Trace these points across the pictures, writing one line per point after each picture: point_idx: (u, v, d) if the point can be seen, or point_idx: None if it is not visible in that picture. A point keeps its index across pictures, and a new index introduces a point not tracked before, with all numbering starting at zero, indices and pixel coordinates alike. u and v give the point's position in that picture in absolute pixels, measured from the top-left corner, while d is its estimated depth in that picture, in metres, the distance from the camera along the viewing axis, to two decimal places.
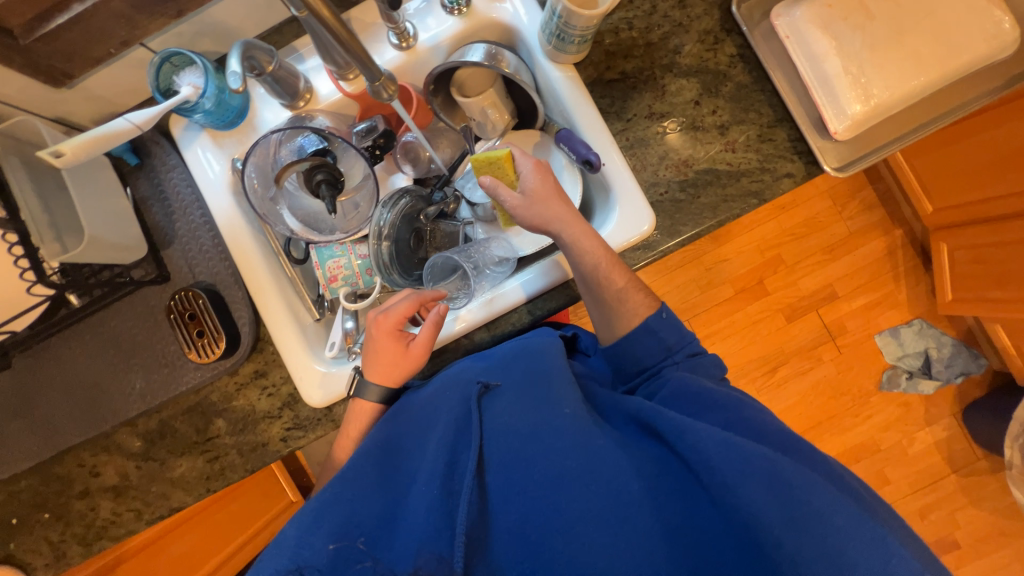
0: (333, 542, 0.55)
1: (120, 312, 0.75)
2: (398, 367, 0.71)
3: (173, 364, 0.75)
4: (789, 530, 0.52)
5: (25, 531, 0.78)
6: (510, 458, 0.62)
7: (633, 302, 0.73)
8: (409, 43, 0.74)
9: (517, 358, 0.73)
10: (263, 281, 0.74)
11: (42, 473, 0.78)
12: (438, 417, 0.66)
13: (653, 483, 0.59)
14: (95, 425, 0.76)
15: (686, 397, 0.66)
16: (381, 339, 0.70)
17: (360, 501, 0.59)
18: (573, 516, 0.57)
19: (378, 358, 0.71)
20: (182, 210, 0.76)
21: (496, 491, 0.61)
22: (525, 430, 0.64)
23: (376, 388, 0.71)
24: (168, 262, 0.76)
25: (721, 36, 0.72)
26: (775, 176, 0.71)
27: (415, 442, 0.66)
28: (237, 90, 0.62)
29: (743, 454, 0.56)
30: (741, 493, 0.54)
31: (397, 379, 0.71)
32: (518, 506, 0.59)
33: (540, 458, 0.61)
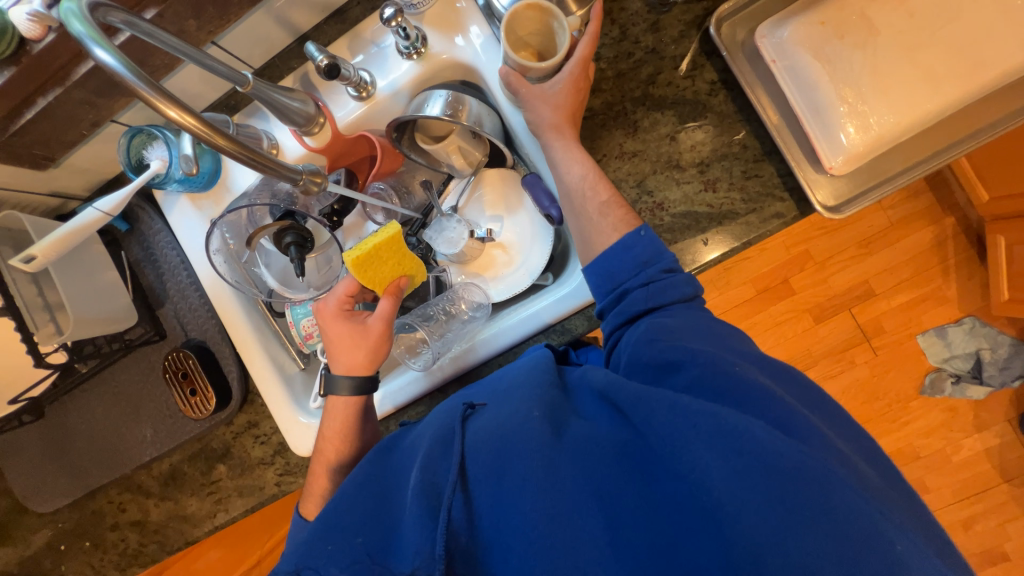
0: (334, 543, 0.47)
1: (127, 368, 0.81)
2: (359, 349, 0.68)
3: (176, 415, 0.81)
4: (775, 496, 0.41)
5: (71, 556, 0.89)
6: (482, 470, 0.49)
7: (615, 216, 0.61)
8: (368, 92, 0.71)
9: (506, 376, 0.61)
10: (247, 338, 0.77)
11: (79, 506, 0.88)
12: (421, 442, 0.55)
13: (621, 466, 0.47)
14: (116, 468, 0.84)
15: (643, 359, 0.53)
16: (331, 326, 0.70)
17: (342, 532, 0.48)
18: (555, 513, 0.45)
19: (336, 346, 0.69)
20: (170, 271, 0.80)
21: (484, 504, 0.48)
22: (498, 434, 0.50)
23: (344, 381, 0.68)
24: (164, 321, 0.80)
25: (700, 60, 0.65)
26: (762, 218, 0.64)
27: (402, 466, 0.55)
28: (191, 171, 0.69)
29: (698, 418, 0.45)
30: (708, 455, 0.43)
31: (364, 364, 0.69)
32: (499, 509, 0.47)
33: (513, 465, 0.48)
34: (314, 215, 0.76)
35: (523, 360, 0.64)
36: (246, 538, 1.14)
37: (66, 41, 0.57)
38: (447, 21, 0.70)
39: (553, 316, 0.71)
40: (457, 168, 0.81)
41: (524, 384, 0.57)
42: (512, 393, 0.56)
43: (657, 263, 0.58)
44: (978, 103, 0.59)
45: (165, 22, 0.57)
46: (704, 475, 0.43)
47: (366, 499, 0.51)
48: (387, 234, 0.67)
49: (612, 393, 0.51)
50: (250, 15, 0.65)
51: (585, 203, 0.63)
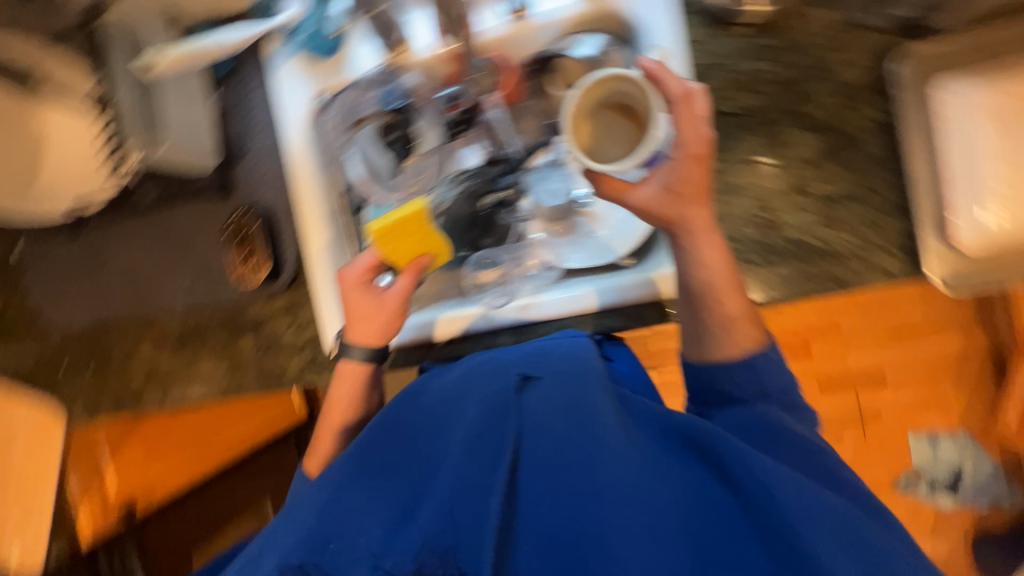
0: (369, 526, 0.50)
1: (185, 213, 0.79)
2: (375, 320, 0.70)
3: (219, 275, 0.79)
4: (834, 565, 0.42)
5: (68, 380, 0.87)
6: (544, 467, 0.51)
7: (743, 328, 0.61)
8: (522, 15, 0.71)
9: (556, 356, 0.61)
10: (315, 222, 0.75)
11: (92, 331, 0.86)
12: (467, 406, 0.56)
13: (674, 490, 0.48)
14: (148, 306, 0.83)
15: (742, 426, 0.57)
16: (352, 297, 0.69)
17: (376, 487, 0.53)
18: (602, 516, 0.47)
19: (353, 316, 0.70)
20: (258, 130, 0.77)
21: (542, 498, 0.50)
22: (562, 432, 0.52)
23: (358, 349, 0.70)
24: (234, 178, 0.78)
25: (866, 95, 0.63)
26: (869, 270, 0.64)
27: (444, 428, 0.56)
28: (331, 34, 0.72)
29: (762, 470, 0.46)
30: (769, 505, 0.45)
31: (376, 335, 0.71)
32: (554, 506, 0.49)
33: (566, 464, 0.50)
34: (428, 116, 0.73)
35: (563, 346, 0.64)
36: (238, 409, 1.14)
37: None
38: None
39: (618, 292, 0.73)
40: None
41: (592, 382, 0.56)
42: (574, 387, 0.55)
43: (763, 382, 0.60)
44: None
45: None
46: (764, 521, 0.45)
47: (403, 459, 0.55)
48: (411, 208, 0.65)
49: (677, 425, 0.52)
50: None
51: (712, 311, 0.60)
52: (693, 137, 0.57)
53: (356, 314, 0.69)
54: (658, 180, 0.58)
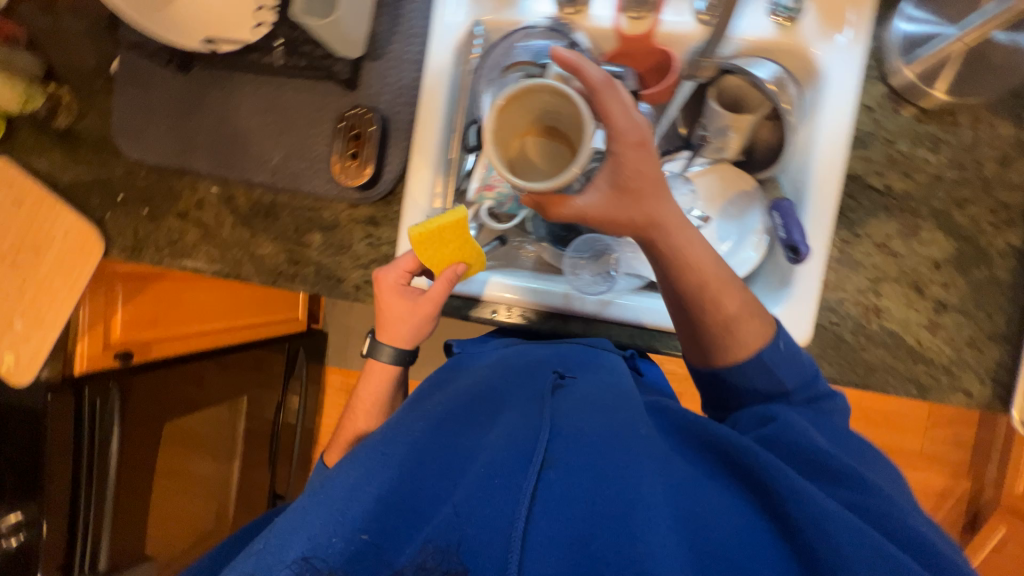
0: (383, 507, 0.43)
1: (303, 94, 0.77)
2: (407, 323, 0.70)
3: (313, 164, 0.77)
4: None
5: (122, 211, 0.85)
6: (578, 460, 0.46)
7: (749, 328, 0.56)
8: (710, 20, 0.67)
9: (593, 370, 0.64)
10: (429, 146, 0.73)
11: (163, 172, 0.83)
12: (505, 404, 0.57)
13: (718, 510, 0.43)
14: (226, 169, 0.80)
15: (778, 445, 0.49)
16: (387, 298, 0.69)
17: (402, 474, 0.47)
18: (636, 528, 0.40)
19: (388, 318, 0.70)
20: (404, 36, 0.74)
21: (575, 497, 0.43)
22: (597, 431, 0.49)
23: (387, 349, 0.72)
24: (363, 74, 0.75)
25: (1014, 220, 0.63)
26: (951, 386, 0.63)
27: (474, 419, 0.55)
28: None
29: (800, 489, 0.42)
30: (817, 530, 0.39)
31: (407, 339, 0.71)
32: (586, 503, 0.43)
33: (596, 471, 0.45)
34: None
35: (604, 367, 0.65)
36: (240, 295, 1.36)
37: None
38: (834, 9, 0.64)
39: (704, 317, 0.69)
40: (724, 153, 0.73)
41: (628, 404, 0.55)
42: (606, 399, 0.56)
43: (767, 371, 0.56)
44: None
45: None
46: (817, 551, 0.38)
47: (433, 443, 0.51)
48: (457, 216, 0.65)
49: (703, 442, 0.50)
50: None
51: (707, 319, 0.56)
52: (619, 125, 0.50)
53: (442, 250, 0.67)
54: (603, 180, 0.52)
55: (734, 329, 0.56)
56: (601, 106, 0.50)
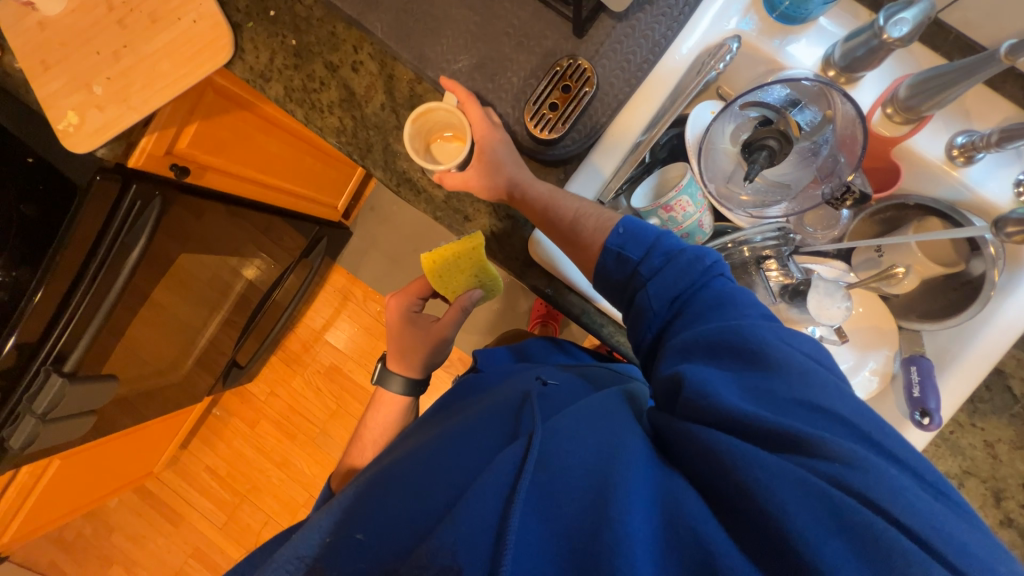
0: (380, 519, 0.47)
1: (524, 13, 0.69)
2: (412, 353, 0.78)
3: (498, 89, 0.69)
4: (839, 548, 0.35)
5: (267, 30, 0.75)
6: (549, 449, 0.47)
7: (590, 222, 0.61)
8: (959, 159, 0.63)
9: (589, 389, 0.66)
10: (628, 134, 0.66)
11: (331, 13, 0.73)
12: (496, 408, 0.58)
13: (680, 491, 0.42)
14: (403, 45, 0.71)
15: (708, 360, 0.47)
16: (397, 328, 0.79)
17: (411, 482, 0.49)
18: (615, 509, 0.40)
19: (395, 350, 0.80)
20: (655, 11, 0.67)
21: (542, 486, 0.43)
22: (564, 423, 0.50)
23: (396, 377, 0.80)
24: (596, 28, 0.68)
25: None
26: None
27: (468, 426, 0.56)
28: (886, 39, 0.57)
29: (742, 455, 0.40)
30: (769, 499, 0.37)
31: (412, 370, 0.80)
32: (552, 490, 0.43)
33: (568, 475, 0.44)
34: (828, 157, 0.66)
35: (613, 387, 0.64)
36: (303, 162, 1.32)
37: None
38: None
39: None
40: (888, 288, 0.72)
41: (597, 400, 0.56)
42: (585, 403, 0.55)
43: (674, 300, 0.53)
44: None
45: None
46: (773, 530, 0.36)
47: (435, 451, 0.53)
48: (467, 246, 0.70)
49: (656, 421, 0.49)
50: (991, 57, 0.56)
51: (555, 223, 0.62)
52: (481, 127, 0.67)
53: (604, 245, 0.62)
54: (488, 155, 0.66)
55: (579, 228, 0.61)
56: (466, 110, 0.67)
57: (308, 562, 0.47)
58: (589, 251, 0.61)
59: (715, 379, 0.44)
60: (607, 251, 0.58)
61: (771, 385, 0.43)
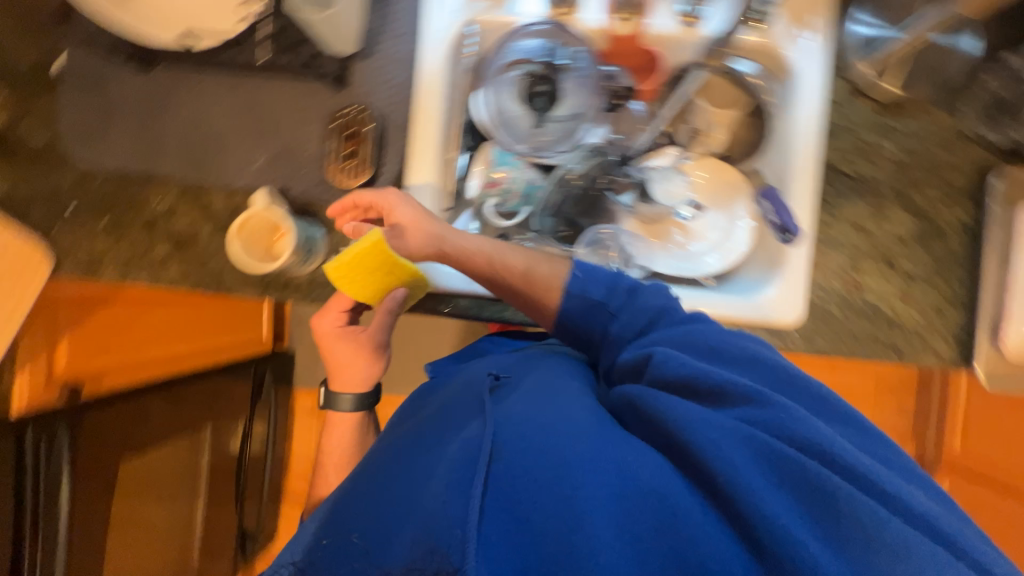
0: (355, 535, 0.45)
1: (289, 90, 0.73)
2: (354, 368, 0.78)
3: (302, 164, 0.73)
4: (792, 507, 0.41)
5: (72, 224, 0.75)
6: (512, 440, 0.45)
7: (544, 269, 0.63)
8: (691, 21, 0.71)
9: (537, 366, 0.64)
10: (428, 144, 0.71)
11: (123, 179, 0.75)
12: (453, 414, 0.55)
13: (653, 470, 0.44)
14: (201, 172, 0.74)
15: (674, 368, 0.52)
16: (331, 348, 0.77)
17: (376, 496, 0.48)
18: (571, 487, 0.41)
19: (338, 370, 0.79)
20: (395, 35, 0.73)
21: (508, 476, 0.42)
22: (529, 416, 0.49)
23: (348, 398, 0.78)
24: (353, 72, 0.72)
25: (961, 199, 0.71)
26: (924, 348, 0.71)
27: (427, 435, 0.53)
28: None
29: (719, 435, 0.45)
30: (739, 477, 0.42)
31: (358, 384, 0.79)
32: (523, 485, 0.41)
33: (531, 447, 0.44)
34: (585, 77, 0.71)
35: (559, 364, 0.64)
36: (216, 320, 1.24)
37: None
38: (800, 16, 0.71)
39: (704, 285, 0.76)
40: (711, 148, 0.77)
41: (558, 390, 0.56)
42: (548, 386, 0.56)
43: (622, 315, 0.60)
44: None
45: None
46: (742, 509, 0.40)
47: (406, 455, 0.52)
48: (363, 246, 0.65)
49: (625, 414, 0.52)
50: None
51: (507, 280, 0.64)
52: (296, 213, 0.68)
53: (457, 237, 0.66)
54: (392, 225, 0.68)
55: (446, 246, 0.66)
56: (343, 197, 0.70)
57: (298, 566, 0.47)
58: (452, 252, 0.66)
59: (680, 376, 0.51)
60: (571, 296, 0.61)
61: (712, 378, 0.50)
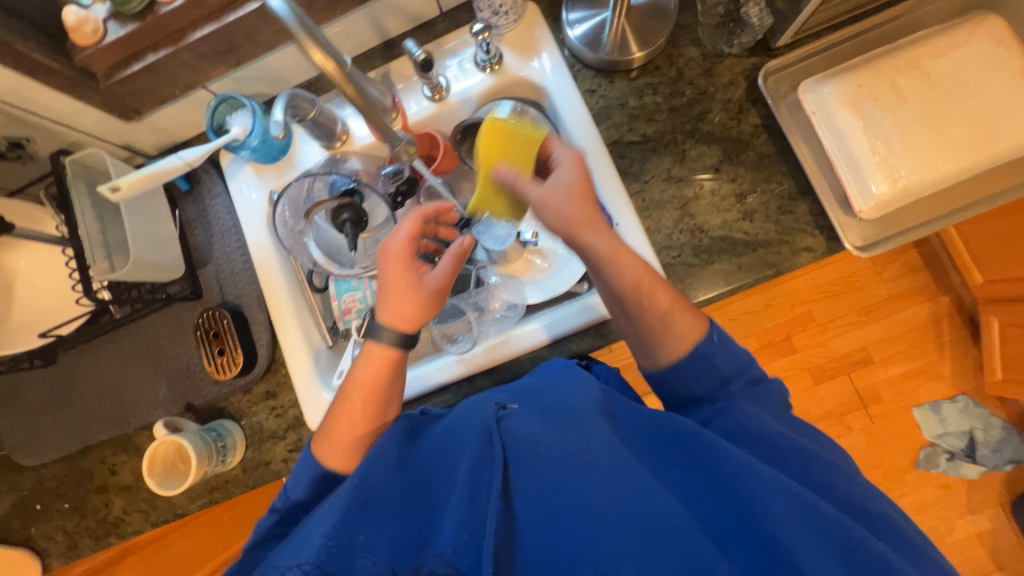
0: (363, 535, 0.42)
1: (159, 321, 0.81)
2: (410, 297, 0.59)
3: (194, 376, 0.79)
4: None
5: (46, 518, 0.84)
6: (546, 483, 0.45)
7: (681, 320, 0.55)
8: (441, 95, 0.78)
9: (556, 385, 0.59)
10: (283, 307, 0.79)
11: (70, 460, 0.84)
12: (470, 436, 0.51)
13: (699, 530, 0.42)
14: (122, 424, 0.81)
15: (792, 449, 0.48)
16: (392, 267, 0.59)
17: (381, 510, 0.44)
18: (595, 544, 0.41)
19: (388, 293, 0.59)
20: (220, 234, 0.82)
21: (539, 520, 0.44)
22: (575, 451, 0.47)
23: (388, 329, 0.57)
24: (202, 280, 0.81)
25: (746, 105, 0.72)
26: (794, 250, 0.69)
27: (438, 458, 0.50)
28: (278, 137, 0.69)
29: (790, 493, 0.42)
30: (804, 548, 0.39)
31: (410, 316, 0.58)
32: (549, 528, 0.43)
33: (576, 479, 0.45)
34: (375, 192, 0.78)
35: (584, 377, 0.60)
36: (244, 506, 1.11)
37: (188, 10, 0.64)
38: (524, 45, 0.76)
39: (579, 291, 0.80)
40: None
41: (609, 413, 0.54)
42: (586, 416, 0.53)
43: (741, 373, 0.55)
44: (981, 176, 0.66)
45: None
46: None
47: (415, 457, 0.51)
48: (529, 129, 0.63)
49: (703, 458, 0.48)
50: (353, 14, 0.73)
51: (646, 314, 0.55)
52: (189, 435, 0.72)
53: None
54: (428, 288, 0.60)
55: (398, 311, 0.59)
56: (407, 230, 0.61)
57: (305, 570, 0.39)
58: None
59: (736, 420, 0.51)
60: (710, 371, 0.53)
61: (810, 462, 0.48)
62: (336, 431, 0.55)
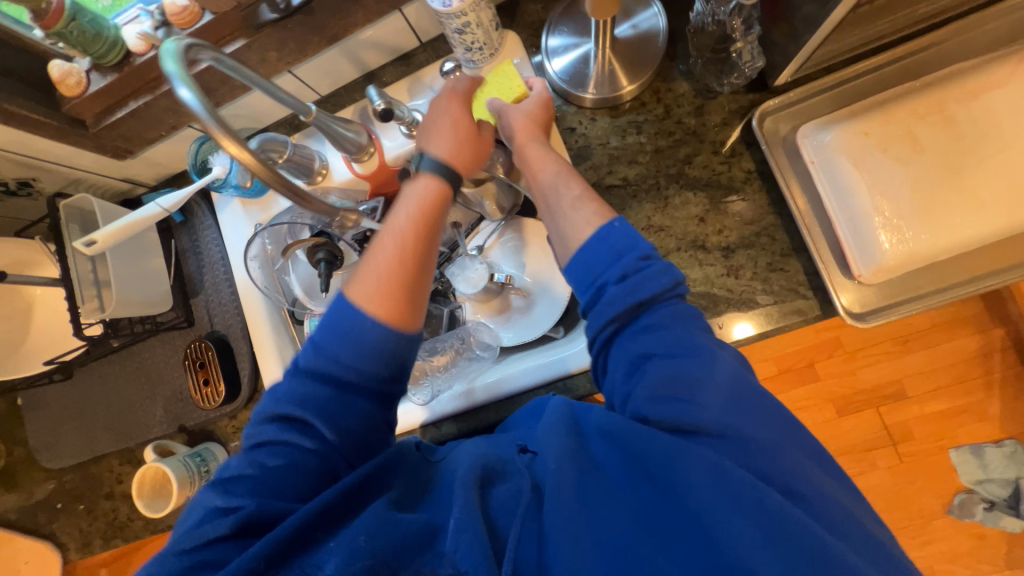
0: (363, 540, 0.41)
1: (157, 346, 0.86)
2: (464, 145, 0.62)
3: (186, 400, 0.84)
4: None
5: (66, 516, 0.93)
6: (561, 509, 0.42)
7: (590, 209, 0.56)
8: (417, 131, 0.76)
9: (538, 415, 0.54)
10: (264, 340, 0.81)
11: (84, 466, 0.92)
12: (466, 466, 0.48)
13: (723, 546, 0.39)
14: (125, 439, 0.88)
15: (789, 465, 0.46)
16: (450, 107, 0.62)
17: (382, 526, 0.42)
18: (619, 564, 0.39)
19: (443, 133, 0.61)
20: (210, 265, 0.85)
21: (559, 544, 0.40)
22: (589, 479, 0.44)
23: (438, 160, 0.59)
24: (195, 309, 0.85)
25: (739, 149, 0.66)
26: (782, 313, 0.63)
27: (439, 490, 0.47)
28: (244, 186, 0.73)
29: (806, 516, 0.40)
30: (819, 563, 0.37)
31: (470, 156, 0.62)
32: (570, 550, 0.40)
33: (567, 508, 0.42)
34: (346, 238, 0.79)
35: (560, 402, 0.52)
36: None
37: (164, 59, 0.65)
38: None
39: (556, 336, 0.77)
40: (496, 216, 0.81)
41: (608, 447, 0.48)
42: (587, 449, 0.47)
43: (635, 250, 0.51)
44: (1010, 239, 0.57)
45: (250, 52, 0.66)
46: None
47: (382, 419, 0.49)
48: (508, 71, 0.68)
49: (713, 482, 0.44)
50: (327, 52, 0.71)
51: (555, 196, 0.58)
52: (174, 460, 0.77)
53: None
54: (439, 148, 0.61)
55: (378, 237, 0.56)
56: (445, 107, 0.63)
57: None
58: None
59: (671, 373, 0.46)
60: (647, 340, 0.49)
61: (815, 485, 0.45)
62: (366, 279, 0.53)
